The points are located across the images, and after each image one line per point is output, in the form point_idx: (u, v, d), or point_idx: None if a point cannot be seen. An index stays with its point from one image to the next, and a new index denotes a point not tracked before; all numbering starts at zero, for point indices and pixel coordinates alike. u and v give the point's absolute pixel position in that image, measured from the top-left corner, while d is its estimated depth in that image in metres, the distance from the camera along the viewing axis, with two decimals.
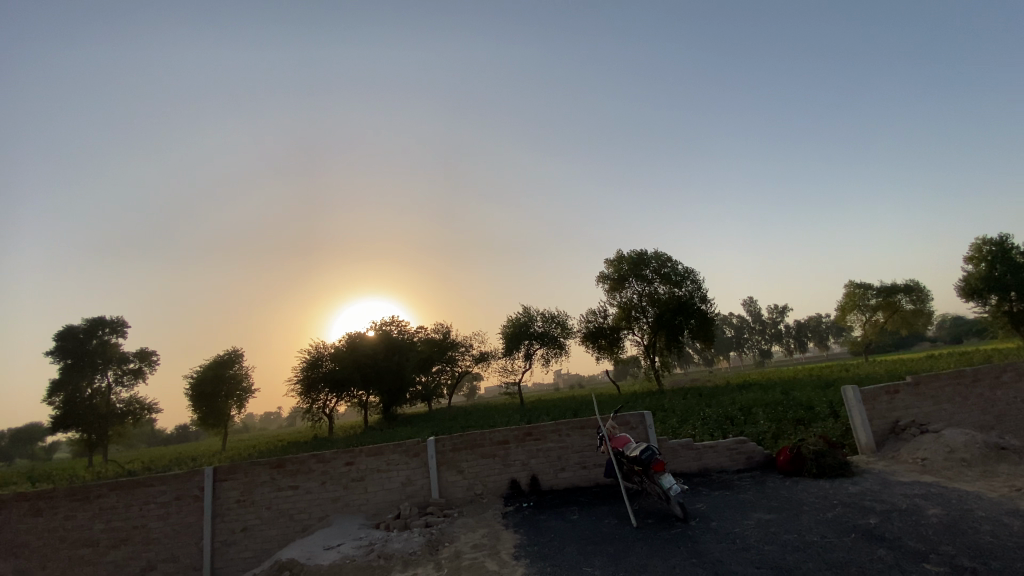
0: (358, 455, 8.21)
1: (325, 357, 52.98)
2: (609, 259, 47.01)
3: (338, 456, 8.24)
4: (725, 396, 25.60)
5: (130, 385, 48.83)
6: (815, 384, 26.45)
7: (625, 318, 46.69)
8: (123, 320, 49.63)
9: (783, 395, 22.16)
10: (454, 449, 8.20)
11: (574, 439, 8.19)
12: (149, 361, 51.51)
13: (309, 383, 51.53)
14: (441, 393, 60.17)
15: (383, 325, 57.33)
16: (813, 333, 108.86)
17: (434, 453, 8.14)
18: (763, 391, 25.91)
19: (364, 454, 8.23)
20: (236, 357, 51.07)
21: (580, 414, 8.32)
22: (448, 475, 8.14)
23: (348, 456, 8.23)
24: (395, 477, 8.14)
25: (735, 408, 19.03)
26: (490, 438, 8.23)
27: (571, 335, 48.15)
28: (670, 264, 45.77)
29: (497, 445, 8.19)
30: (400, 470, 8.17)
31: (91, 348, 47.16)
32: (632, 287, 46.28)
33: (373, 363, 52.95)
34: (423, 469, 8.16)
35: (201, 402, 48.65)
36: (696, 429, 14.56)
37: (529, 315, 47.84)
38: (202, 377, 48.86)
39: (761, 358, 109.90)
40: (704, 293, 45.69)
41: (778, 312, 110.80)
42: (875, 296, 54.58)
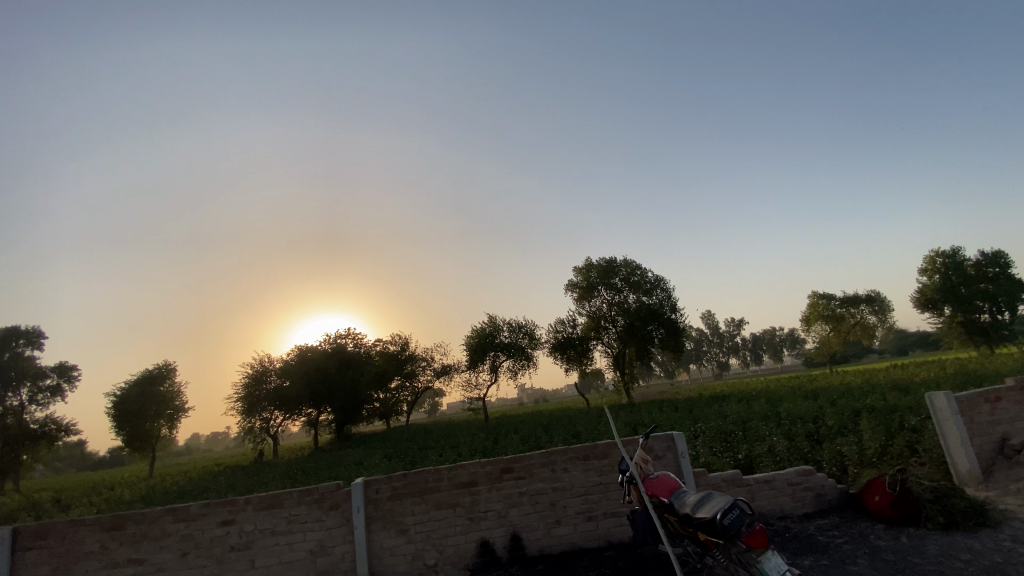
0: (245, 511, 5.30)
1: (271, 372, 48.56)
2: (578, 267, 44.97)
3: (208, 514, 5.30)
4: (706, 409, 23.51)
5: (47, 404, 42.47)
6: (803, 395, 24.63)
7: (594, 328, 44.69)
8: (41, 331, 43.53)
9: (773, 407, 20.19)
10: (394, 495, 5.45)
11: (576, 478, 5.57)
12: (70, 378, 45.41)
13: (252, 401, 46.83)
14: (400, 410, 56.21)
15: (337, 338, 52.97)
16: (768, 346, 111.08)
17: (363, 507, 5.33)
18: (748, 402, 23.99)
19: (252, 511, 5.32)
20: (168, 371, 45.66)
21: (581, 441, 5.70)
22: (387, 540, 5.35)
23: (226, 514, 5.31)
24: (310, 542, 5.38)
25: (730, 421, 16.85)
26: (451, 482, 5.49)
27: (539, 345, 45.74)
28: (640, 271, 44.17)
29: (461, 490, 5.47)
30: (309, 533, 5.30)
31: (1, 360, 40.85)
32: (601, 295, 44.30)
33: (324, 378, 48.72)
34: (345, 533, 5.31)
35: (126, 423, 42.99)
36: (700, 450, 12.19)
37: (494, 324, 45.11)
38: (126, 395, 43.21)
39: (720, 370, 110.88)
40: (675, 302, 44.23)
41: (734, 326, 112.15)
42: (838, 306, 54.83)
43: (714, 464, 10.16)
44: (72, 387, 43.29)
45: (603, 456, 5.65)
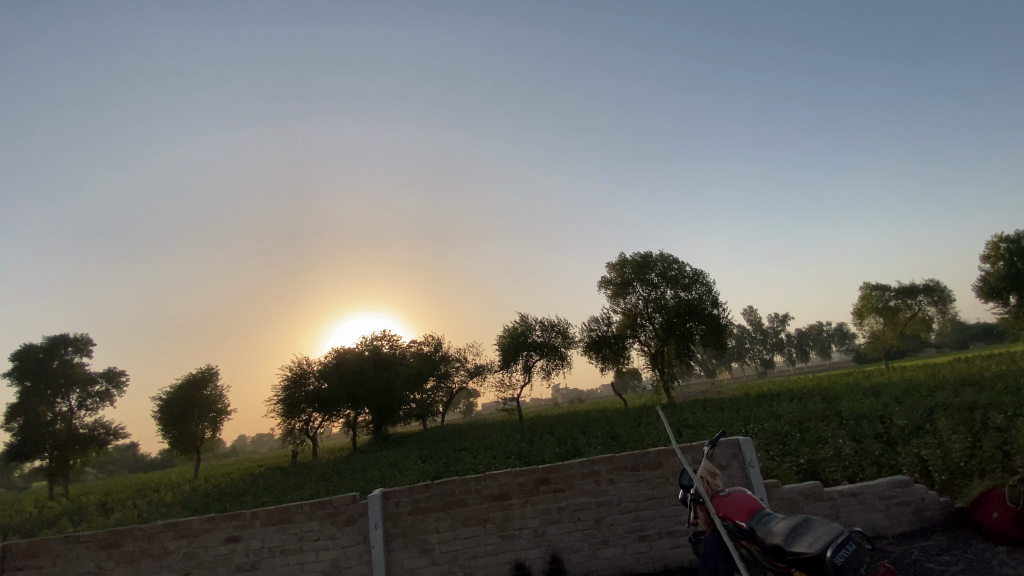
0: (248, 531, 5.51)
1: (311, 372, 49.40)
2: (611, 263, 43.72)
3: (211, 531, 5.58)
4: (756, 409, 22.09)
5: (95, 408, 44.54)
6: (861, 393, 22.81)
7: (629, 326, 43.39)
8: (89, 338, 45.68)
9: (831, 405, 18.72)
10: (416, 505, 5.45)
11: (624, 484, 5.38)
12: (118, 383, 47.47)
13: (292, 403, 47.94)
14: (436, 410, 56.27)
15: (373, 340, 53.40)
16: (814, 342, 105.98)
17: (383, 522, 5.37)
18: (802, 401, 22.37)
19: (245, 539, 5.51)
20: (210, 375, 46.96)
21: (628, 453, 5.46)
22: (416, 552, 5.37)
23: (233, 530, 5.55)
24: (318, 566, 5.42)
25: (785, 421, 15.61)
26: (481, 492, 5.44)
27: (573, 344, 44.80)
28: (676, 266, 42.49)
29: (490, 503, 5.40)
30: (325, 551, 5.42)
31: (52, 368, 43.06)
32: (637, 292, 42.91)
33: (361, 380, 49.15)
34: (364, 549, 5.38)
35: (172, 425, 44.62)
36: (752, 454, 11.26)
37: (526, 323, 44.45)
38: (171, 399, 44.80)
39: (764, 368, 106.38)
40: (715, 297, 42.35)
41: (778, 321, 107.35)
42: (893, 297, 51.35)
43: (775, 470, 9.27)
44: (120, 392, 45.50)
45: (652, 468, 5.41)
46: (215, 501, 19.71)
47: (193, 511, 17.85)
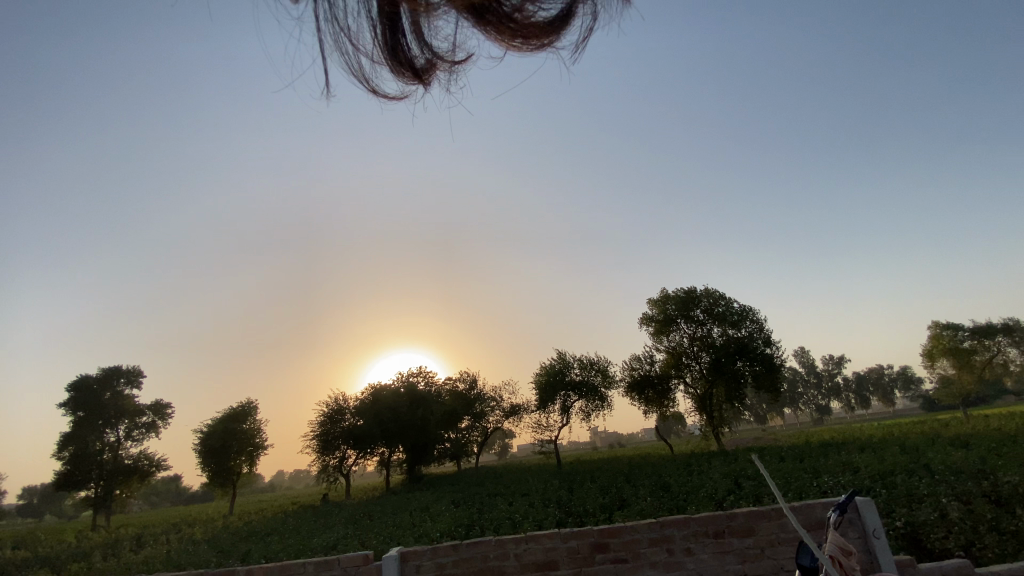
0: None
1: (347, 409, 49.35)
2: (653, 299, 42.12)
3: None
4: (824, 459, 19.85)
5: (140, 439, 45.61)
6: (948, 443, 20.06)
7: (674, 365, 41.23)
8: (140, 370, 47.19)
9: (914, 457, 16.58)
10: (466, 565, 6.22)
11: (706, 551, 6.23)
12: (164, 415, 48.64)
13: (328, 439, 47.67)
14: (470, 451, 54.45)
15: (408, 376, 52.97)
16: (875, 387, 98.38)
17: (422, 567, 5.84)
18: (876, 452, 20.00)
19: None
20: (249, 409, 47.46)
21: (707, 523, 6.27)
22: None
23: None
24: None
25: (866, 475, 13.70)
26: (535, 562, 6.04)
27: (613, 385, 42.89)
28: (723, 302, 40.47)
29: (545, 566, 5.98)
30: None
31: (104, 399, 44.51)
32: (681, 329, 40.95)
33: (396, 418, 48.50)
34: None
35: (211, 459, 44.94)
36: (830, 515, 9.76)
37: (564, 361, 43.02)
38: (211, 432, 45.27)
39: (820, 415, 99.06)
40: (767, 335, 39.84)
41: (833, 363, 100.57)
42: (967, 338, 46.99)
43: None
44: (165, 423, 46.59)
45: (730, 536, 6.23)
46: (244, 540, 19.25)
47: (218, 551, 17.27)
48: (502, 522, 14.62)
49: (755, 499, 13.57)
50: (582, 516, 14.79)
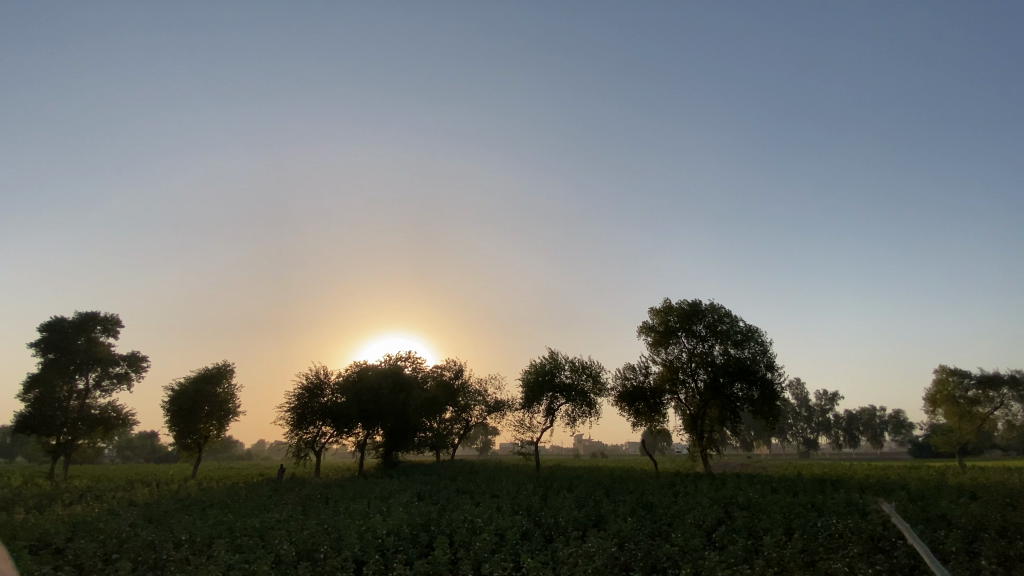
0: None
1: (327, 385, 47.71)
2: (655, 308, 40.31)
3: None
4: (821, 497, 18.15)
5: (110, 390, 44.01)
6: (961, 494, 18.18)
7: (668, 379, 39.49)
8: (118, 320, 45.55)
9: (928, 504, 14.82)
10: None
11: None
12: (138, 368, 47.03)
13: (304, 413, 46.06)
14: (450, 443, 52.64)
15: (396, 359, 51.29)
16: (866, 427, 96.55)
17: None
18: (881, 495, 18.19)
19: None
20: (225, 373, 45.89)
21: None
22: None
23: None
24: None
25: (877, 519, 11.91)
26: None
27: (603, 392, 41.20)
28: (728, 319, 38.61)
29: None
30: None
31: (77, 345, 42.77)
32: (680, 343, 39.19)
33: (376, 400, 46.90)
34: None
35: (179, 419, 43.30)
36: (845, 563, 8.07)
37: (555, 361, 41.34)
38: (182, 392, 43.59)
39: (807, 448, 97.36)
40: (770, 358, 37.97)
41: (826, 399, 98.79)
42: (973, 387, 45.12)
43: None
44: (137, 377, 44.87)
45: None
46: (184, 510, 17.55)
47: (146, 517, 15.57)
48: (460, 525, 12.72)
49: (748, 535, 11.72)
50: (552, 529, 12.99)
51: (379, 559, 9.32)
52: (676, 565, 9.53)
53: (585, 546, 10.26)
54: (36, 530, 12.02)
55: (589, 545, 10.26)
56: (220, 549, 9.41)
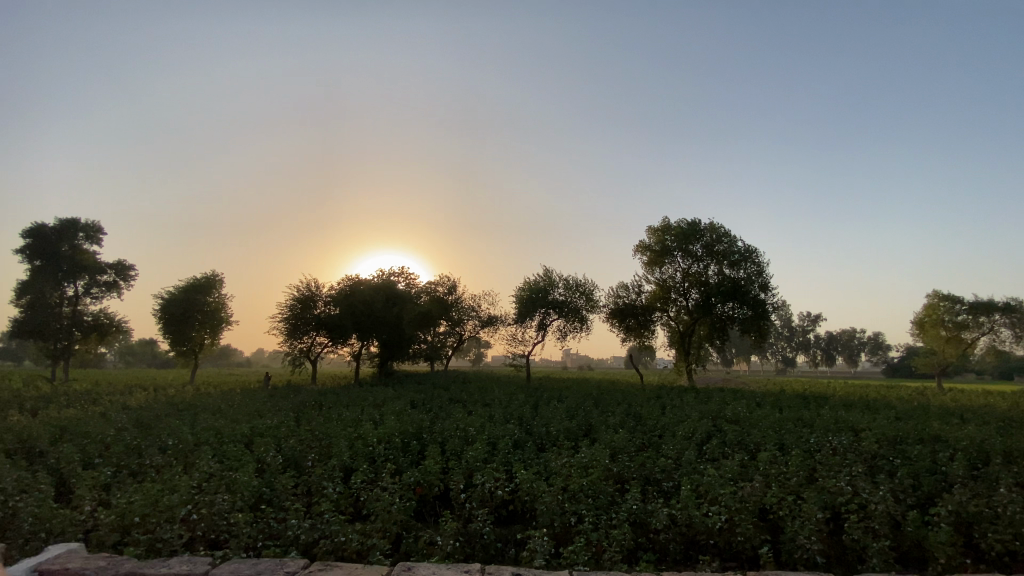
0: (203, 526, 5.71)
1: (320, 297, 47.41)
2: (653, 227, 39.23)
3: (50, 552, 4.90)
4: (806, 412, 18.51)
5: (100, 297, 43.37)
6: (941, 414, 18.56)
7: (661, 298, 39.43)
8: (100, 227, 43.90)
9: (915, 422, 15.09)
10: (473, 526, 6.78)
11: None
12: (126, 276, 46.14)
13: (297, 324, 46.08)
14: (445, 355, 53.07)
15: (389, 274, 50.67)
16: (843, 347, 100.01)
17: (396, 569, 4.64)
18: (865, 412, 18.53)
19: (201, 540, 5.73)
20: (214, 282, 45.31)
21: None
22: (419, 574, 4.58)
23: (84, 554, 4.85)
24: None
25: (872, 437, 11.84)
26: (530, 552, 5.96)
27: (596, 309, 41.27)
28: (727, 239, 37.79)
29: (544, 544, 5.89)
30: (262, 562, 4.69)
31: (60, 251, 41.49)
32: (676, 262, 38.62)
33: (369, 312, 46.95)
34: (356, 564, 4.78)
35: (172, 327, 43.19)
36: (844, 481, 7.88)
37: (549, 279, 40.90)
38: (173, 300, 43.21)
39: (784, 366, 101.61)
40: (766, 279, 37.71)
41: (809, 320, 101.26)
42: (962, 311, 45.76)
43: (908, 525, 6.22)
44: (127, 286, 44.16)
45: None
46: (175, 414, 17.46)
47: (138, 421, 15.44)
48: (452, 434, 12.61)
49: (741, 449, 11.74)
50: (543, 440, 13.01)
51: (369, 469, 9.04)
52: (671, 477, 9.44)
53: (579, 457, 10.12)
54: (17, 432, 11.67)
55: (583, 456, 10.11)
56: (202, 456, 9.04)
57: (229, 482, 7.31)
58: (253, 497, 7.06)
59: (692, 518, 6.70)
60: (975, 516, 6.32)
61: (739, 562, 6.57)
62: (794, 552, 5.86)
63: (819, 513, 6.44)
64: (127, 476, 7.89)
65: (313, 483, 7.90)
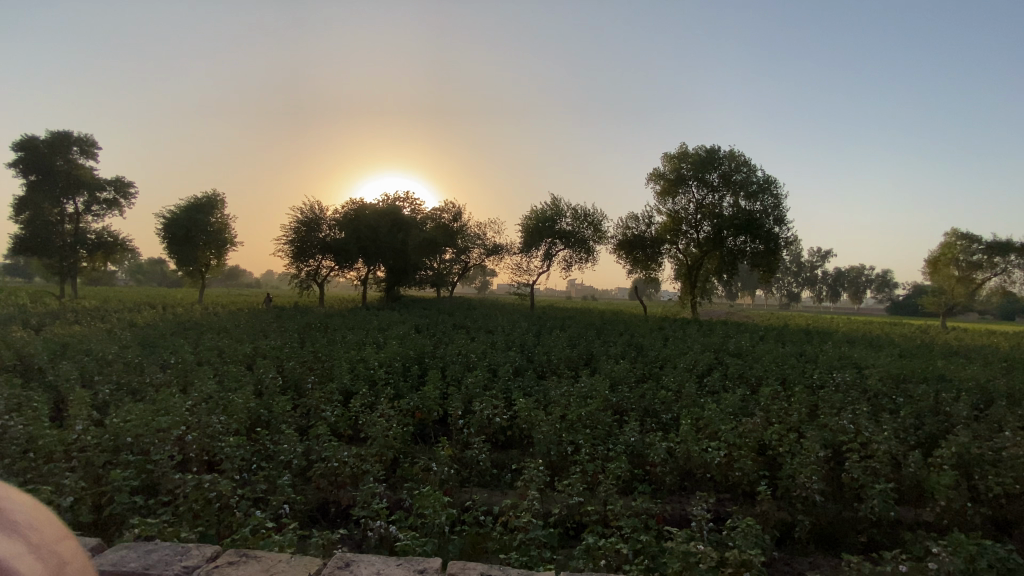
0: (195, 448, 5.67)
1: (324, 221, 46.87)
2: (669, 154, 37.48)
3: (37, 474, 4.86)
4: (809, 348, 18.44)
5: (102, 215, 43.00)
6: (946, 354, 18.44)
7: (671, 230, 38.54)
8: (95, 142, 42.60)
9: (920, 362, 14.94)
10: (470, 453, 6.81)
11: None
12: (127, 194, 45.48)
13: (302, 247, 45.90)
14: (451, 283, 52.97)
15: (393, 198, 49.60)
16: (850, 284, 99.41)
17: (332, 566, 3.73)
18: (869, 350, 18.44)
19: (196, 460, 5.71)
20: (216, 202, 44.71)
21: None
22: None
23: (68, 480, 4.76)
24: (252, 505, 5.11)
25: (876, 375, 11.71)
26: (525, 480, 5.92)
27: (603, 240, 40.61)
28: (745, 170, 36.22)
29: (540, 474, 5.83)
30: (162, 549, 3.83)
31: (57, 167, 40.55)
32: (690, 193, 37.29)
33: (374, 237, 46.52)
34: (284, 553, 3.80)
35: (177, 246, 43.07)
36: (846, 419, 7.76)
37: (557, 208, 39.88)
38: (175, 219, 42.88)
39: (788, 300, 101.86)
40: (781, 212, 36.52)
41: (818, 256, 100.04)
42: (978, 252, 44.67)
43: (912, 466, 6.08)
44: (128, 204, 43.62)
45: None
46: (181, 334, 17.67)
47: (143, 340, 15.61)
48: (453, 360, 12.64)
49: (742, 383, 11.72)
50: (544, 368, 13.07)
51: (368, 393, 9.05)
52: (669, 408, 9.45)
53: (579, 387, 10.11)
54: (19, 349, 11.76)
55: (583, 386, 10.08)
56: (200, 376, 9.05)
57: (224, 404, 7.30)
58: (249, 419, 7.07)
59: (690, 452, 6.66)
60: (982, 460, 6.17)
61: (735, 495, 6.58)
62: (791, 490, 5.80)
63: (820, 450, 6.33)
64: (125, 394, 7.92)
65: (311, 405, 7.92)
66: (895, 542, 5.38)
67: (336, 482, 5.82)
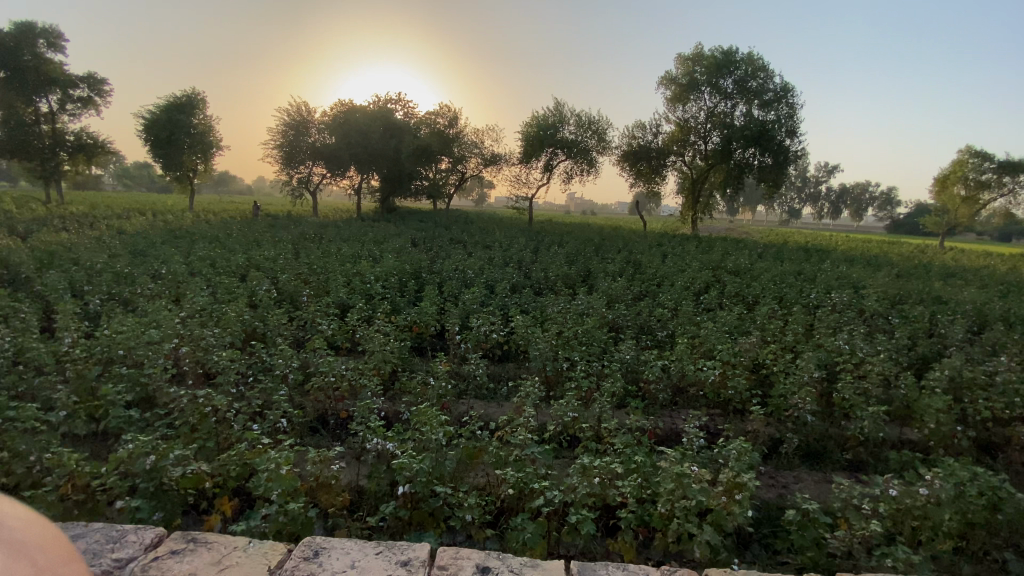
0: (190, 362, 5.65)
1: (313, 125, 44.51)
2: (682, 56, 34.78)
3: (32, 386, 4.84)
4: (807, 266, 18.33)
5: (78, 116, 40.52)
6: (942, 274, 18.40)
7: (678, 140, 36.82)
8: (59, 32, 38.93)
9: (916, 283, 14.91)
10: (468, 367, 6.88)
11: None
12: (101, 92, 42.52)
13: (292, 153, 43.97)
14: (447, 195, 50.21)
15: (385, 101, 46.72)
16: (852, 201, 97.69)
17: (295, 555, 3.41)
18: (865, 269, 18.37)
19: (192, 373, 5.71)
20: (197, 102, 42.07)
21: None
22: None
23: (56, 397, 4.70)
24: (251, 417, 5.20)
25: (875, 296, 11.67)
26: (522, 396, 6.00)
27: (606, 150, 38.96)
28: (762, 74, 33.86)
29: (536, 389, 5.88)
30: (94, 532, 3.46)
31: (23, 61, 37.38)
32: (701, 100, 35.14)
33: (366, 144, 44.45)
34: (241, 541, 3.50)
35: (161, 150, 41.08)
36: (842, 339, 7.79)
37: (559, 114, 37.74)
38: (155, 120, 40.58)
39: (788, 217, 100.76)
40: (795, 123, 34.74)
41: (824, 171, 97.38)
42: (990, 170, 43.27)
43: (905, 386, 6.15)
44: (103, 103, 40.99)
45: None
46: (171, 242, 17.33)
47: (132, 248, 15.29)
48: (450, 275, 12.49)
49: (738, 302, 11.72)
50: (542, 284, 12.99)
51: (364, 307, 8.98)
52: (665, 326, 9.49)
53: (576, 303, 10.06)
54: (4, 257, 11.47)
55: (581, 303, 10.03)
56: (192, 288, 8.91)
57: (218, 315, 7.24)
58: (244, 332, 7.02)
59: (684, 370, 6.74)
60: (974, 383, 6.27)
61: (725, 411, 6.74)
62: (783, 409, 5.91)
63: (816, 369, 6.37)
64: (114, 305, 7.78)
65: (308, 316, 7.87)
66: (877, 459, 5.58)
67: (336, 394, 5.90)
